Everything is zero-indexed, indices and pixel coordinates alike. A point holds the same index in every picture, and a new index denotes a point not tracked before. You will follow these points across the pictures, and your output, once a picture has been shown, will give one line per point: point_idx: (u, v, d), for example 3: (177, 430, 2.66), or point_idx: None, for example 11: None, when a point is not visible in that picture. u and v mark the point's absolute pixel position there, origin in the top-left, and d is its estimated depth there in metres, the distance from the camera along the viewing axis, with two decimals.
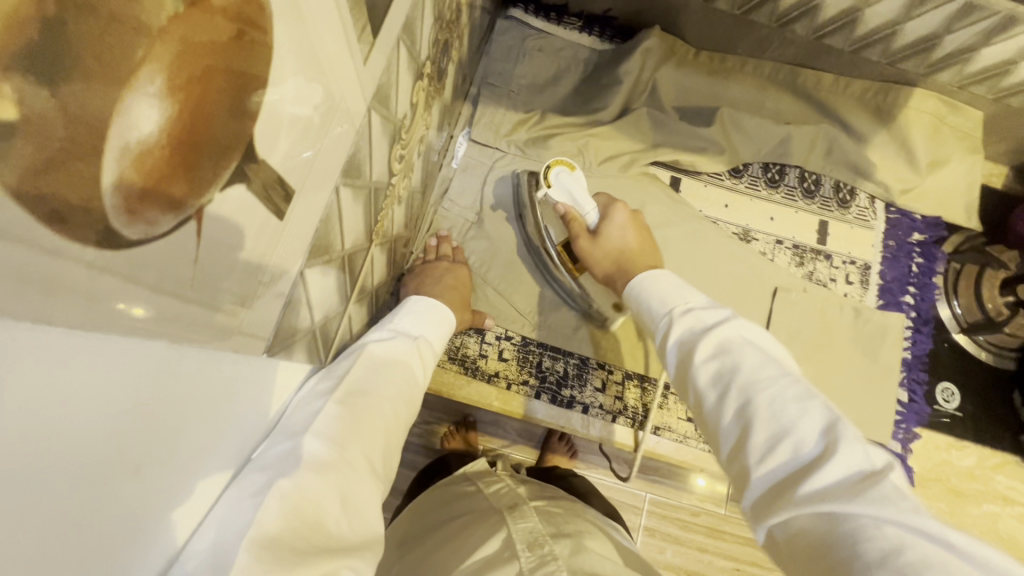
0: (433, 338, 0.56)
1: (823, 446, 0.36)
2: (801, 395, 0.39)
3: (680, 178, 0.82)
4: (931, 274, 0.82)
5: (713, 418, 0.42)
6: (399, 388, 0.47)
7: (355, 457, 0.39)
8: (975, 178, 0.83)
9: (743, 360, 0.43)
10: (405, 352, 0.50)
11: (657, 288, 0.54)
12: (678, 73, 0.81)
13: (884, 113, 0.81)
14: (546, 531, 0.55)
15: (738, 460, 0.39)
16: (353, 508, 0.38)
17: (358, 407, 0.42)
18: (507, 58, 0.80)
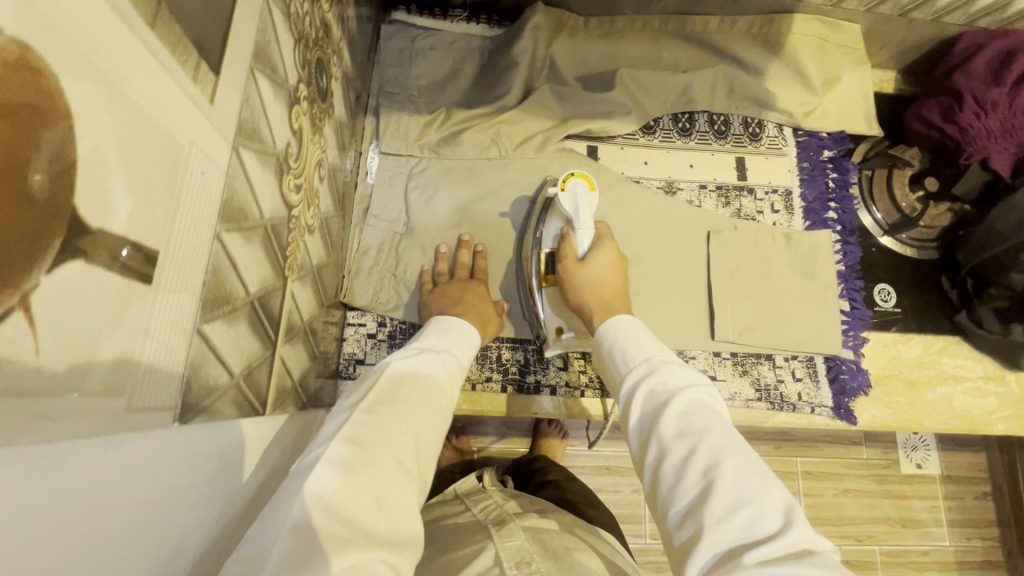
0: (458, 352, 0.55)
1: (781, 523, 0.37)
2: (765, 475, 0.40)
3: (596, 146, 0.83)
4: (848, 186, 0.85)
5: (671, 474, 0.42)
6: (427, 398, 0.46)
7: (389, 452, 0.38)
8: (867, 88, 0.87)
9: (714, 427, 0.44)
10: (429, 365, 0.50)
11: (633, 341, 0.55)
12: (572, 43, 0.82)
13: (772, 43, 0.84)
14: (535, 549, 0.53)
15: (688, 522, 0.39)
16: (391, 509, 0.35)
17: (386, 413, 0.41)
18: (400, 62, 0.79)
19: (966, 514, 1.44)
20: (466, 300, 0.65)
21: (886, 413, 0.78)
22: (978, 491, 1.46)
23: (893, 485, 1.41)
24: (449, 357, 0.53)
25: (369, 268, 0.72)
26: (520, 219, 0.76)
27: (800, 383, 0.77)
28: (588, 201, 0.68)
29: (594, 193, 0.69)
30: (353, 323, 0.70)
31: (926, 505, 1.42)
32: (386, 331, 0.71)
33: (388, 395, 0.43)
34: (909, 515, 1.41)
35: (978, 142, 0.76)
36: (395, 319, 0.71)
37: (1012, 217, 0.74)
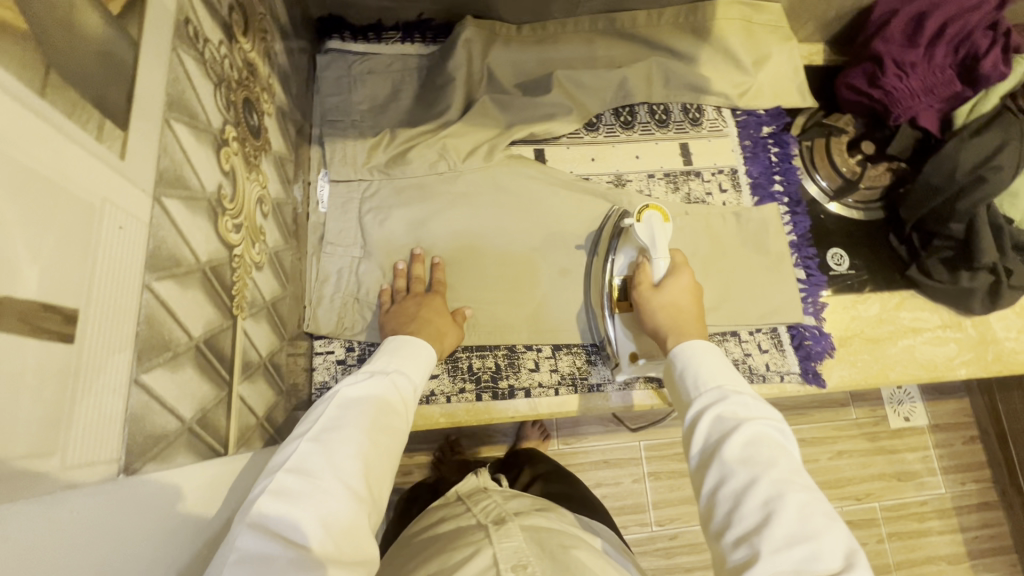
0: (418, 369, 0.56)
1: (841, 564, 0.40)
2: (828, 514, 0.44)
3: (542, 148, 0.84)
4: (790, 158, 0.88)
5: (733, 499, 0.45)
6: (380, 418, 0.47)
7: (337, 477, 0.40)
8: (796, 63, 0.90)
9: (781, 460, 0.46)
10: (379, 383, 0.50)
11: (704, 363, 0.56)
12: (507, 53, 0.84)
13: (700, 30, 0.87)
14: (532, 550, 0.54)
15: (745, 548, 0.42)
16: (339, 534, 0.38)
17: (331, 438, 0.43)
18: (340, 90, 0.79)
19: (957, 460, 1.48)
20: (419, 315, 0.66)
21: (853, 372, 0.81)
22: (965, 436, 1.50)
23: (885, 440, 1.44)
24: (406, 372, 0.54)
25: (332, 295, 0.72)
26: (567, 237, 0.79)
27: (766, 354, 0.79)
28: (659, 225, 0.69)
29: (669, 224, 0.69)
30: (321, 352, 0.70)
31: (919, 456, 1.45)
32: (355, 355, 0.71)
33: (335, 419, 0.44)
34: (903, 468, 1.44)
35: (903, 104, 0.80)
36: (362, 342, 0.71)
37: (943, 171, 0.77)
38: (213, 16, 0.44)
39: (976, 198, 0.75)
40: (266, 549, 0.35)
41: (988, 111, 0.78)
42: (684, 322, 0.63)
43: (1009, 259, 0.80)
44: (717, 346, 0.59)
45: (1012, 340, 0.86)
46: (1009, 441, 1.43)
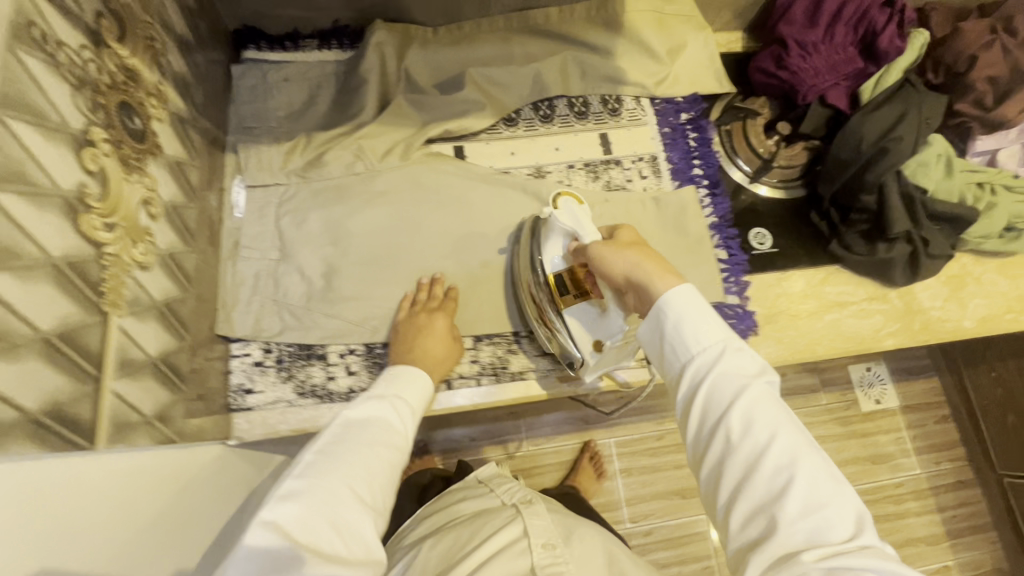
0: (418, 391, 0.59)
1: (847, 527, 0.41)
2: (833, 476, 0.43)
3: (462, 145, 0.85)
4: (708, 143, 0.89)
5: (741, 473, 0.44)
6: (377, 433, 0.51)
7: (340, 488, 0.44)
8: (712, 50, 0.92)
9: (784, 426, 0.45)
10: (380, 409, 0.54)
11: (699, 319, 0.49)
12: (424, 54, 0.85)
13: (612, 23, 0.89)
14: (557, 532, 0.61)
15: (755, 522, 0.43)
16: (348, 536, 0.43)
17: (333, 454, 0.47)
18: (256, 98, 0.81)
19: (931, 439, 1.48)
20: (414, 345, 0.69)
21: (779, 348, 0.81)
22: (937, 416, 1.50)
23: (857, 424, 1.44)
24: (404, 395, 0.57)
25: (248, 298, 0.72)
26: (486, 229, 0.80)
27: None
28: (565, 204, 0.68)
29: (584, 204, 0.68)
30: (238, 355, 0.70)
31: (892, 438, 1.45)
32: (273, 357, 0.71)
33: (338, 434, 0.49)
34: (877, 451, 1.44)
35: (808, 81, 0.82)
36: (280, 343, 0.72)
37: (850, 144, 0.79)
38: (72, 21, 0.45)
39: (882, 168, 0.77)
40: (276, 550, 0.40)
41: (889, 87, 0.79)
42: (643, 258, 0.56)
43: (922, 228, 0.82)
44: (690, 285, 0.51)
45: (938, 309, 0.88)
46: (979, 417, 1.44)
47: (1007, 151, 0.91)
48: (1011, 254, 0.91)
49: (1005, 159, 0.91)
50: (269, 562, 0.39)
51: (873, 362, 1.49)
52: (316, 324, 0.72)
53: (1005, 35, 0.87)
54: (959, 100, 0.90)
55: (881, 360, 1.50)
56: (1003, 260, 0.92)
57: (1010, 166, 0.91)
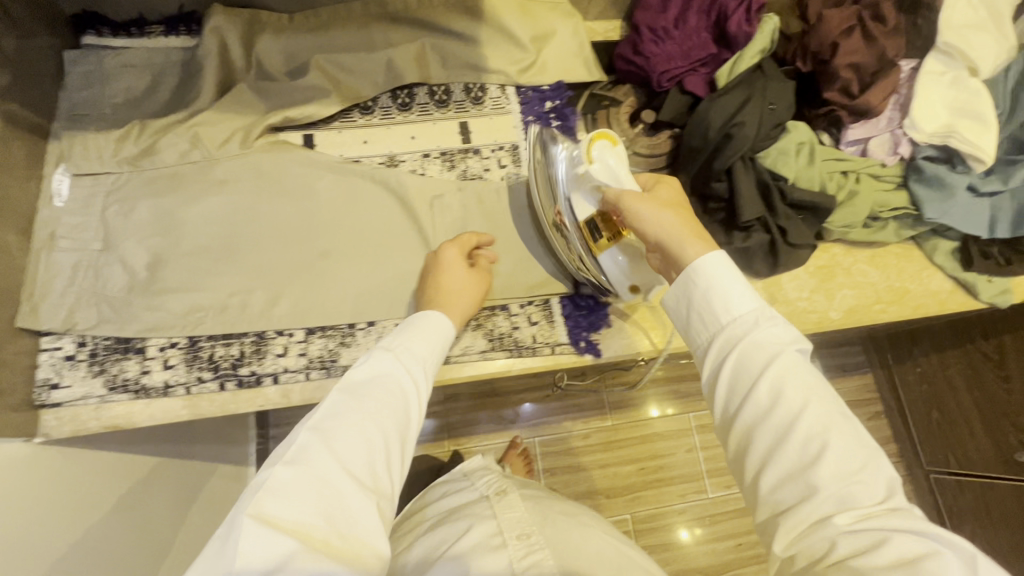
0: (422, 352, 0.59)
1: (878, 488, 0.43)
2: (859, 440, 0.45)
3: (312, 134, 0.83)
4: (571, 132, 0.88)
5: (772, 442, 0.47)
6: (383, 406, 0.51)
7: (334, 473, 0.44)
8: (581, 38, 0.90)
9: (815, 395, 0.47)
10: (385, 374, 0.54)
11: (735, 291, 0.52)
12: (275, 41, 0.83)
13: (473, 10, 0.87)
14: (530, 520, 0.73)
15: (789, 487, 0.45)
16: (345, 523, 0.43)
17: (327, 432, 0.47)
18: (90, 84, 0.78)
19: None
20: (457, 282, 0.71)
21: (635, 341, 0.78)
22: (869, 412, 1.48)
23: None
24: (409, 355, 0.57)
25: (63, 289, 0.69)
26: (330, 219, 0.78)
27: (535, 326, 0.78)
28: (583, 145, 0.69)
29: (618, 146, 0.69)
30: (48, 349, 0.68)
31: None
32: (87, 350, 0.69)
33: (336, 410, 0.49)
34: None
35: (659, 66, 0.81)
36: (96, 337, 0.69)
37: (699, 131, 0.77)
38: None
39: (727, 155, 0.76)
40: (265, 540, 0.39)
41: (742, 72, 0.78)
42: (671, 219, 0.60)
43: (778, 216, 0.81)
44: (721, 251, 0.55)
45: (805, 300, 0.86)
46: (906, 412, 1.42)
47: (877, 140, 0.89)
48: (883, 244, 0.90)
49: (874, 148, 0.89)
50: (261, 553, 0.39)
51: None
52: (134, 317, 0.70)
53: (869, 24, 0.87)
54: (827, 88, 0.87)
55: (814, 357, 1.49)
56: (876, 250, 0.90)
57: (878, 156, 0.88)
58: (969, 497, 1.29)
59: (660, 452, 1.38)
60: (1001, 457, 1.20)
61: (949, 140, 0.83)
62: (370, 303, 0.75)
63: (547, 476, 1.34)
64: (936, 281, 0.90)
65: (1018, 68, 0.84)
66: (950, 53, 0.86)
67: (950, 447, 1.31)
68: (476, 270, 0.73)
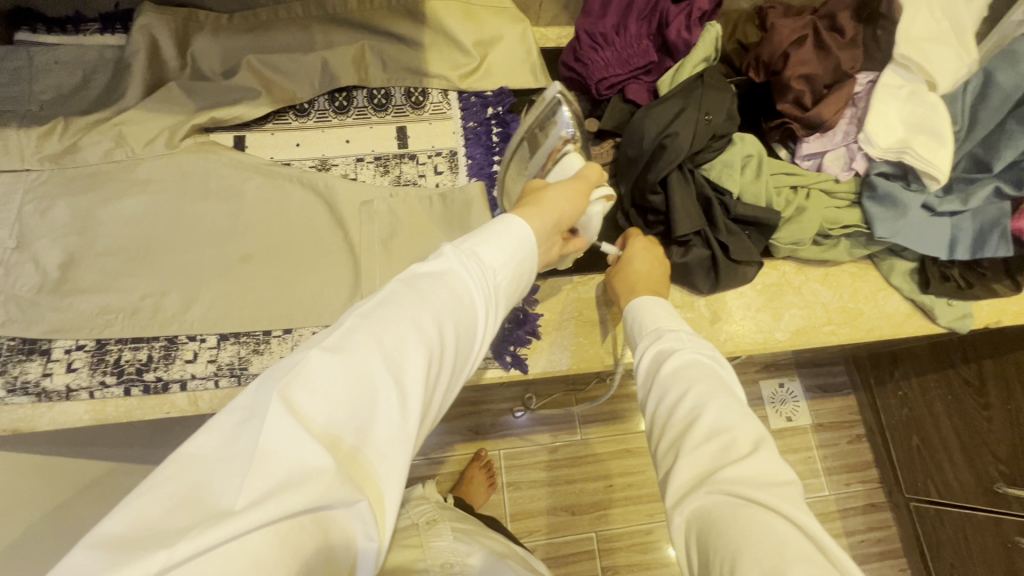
0: (508, 255, 0.48)
1: (751, 449, 0.44)
2: (744, 413, 0.47)
3: (244, 135, 0.82)
4: (511, 139, 0.85)
5: (662, 415, 0.50)
6: (442, 312, 0.42)
7: (374, 376, 0.36)
8: (529, 43, 0.88)
9: (705, 377, 0.50)
10: (453, 274, 0.45)
11: (651, 313, 0.61)
12: (210, 39, 0.81)
13: (415, 12, 0.85)
14: (458, 549, 0.71)
15: (671, 453, 0.47)
16: (371, 439, 0.35)
17: (381, 325, 0.39)
18: (18, 81, 0.77)
19: (843, 460, 1.39)
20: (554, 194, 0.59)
21: (566, 356, 0.77)
22: (851, 435, 1.41)
23: None
24: (487, 255, 0.47)
25: None
26: (255, 221, 0.76)
27: None
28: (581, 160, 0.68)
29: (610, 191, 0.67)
30: None
31: (800, 457, 1.37)
32: None
33: (391, 303, 0.41)
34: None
35: (597, 74, 0.79)
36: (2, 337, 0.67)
37: (634, 141, 0.75)
38: None
39: (662, 166, 0.74)
40: (284, 434, 0.32)
41: (682, 81, 0.75)
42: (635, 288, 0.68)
43: (718, 230, 0.77)
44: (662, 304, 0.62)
45: (751, 319, 0.82)
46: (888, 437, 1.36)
47: (833, 155, 0.84)
48: (837, 263, 0.87)
49: (830, 163, 0.84)
50: (274, 452, 0.31)
51: (786, 379, 1.42)
52: (41, 318, 0.68)
53: (824, 34, 0.84)
54: (780, 101, 0.84)
55: (795, 376, 1.43)
56: (829, 269, 0.87)
57: (834, 171, 0.84)
58: (950, 529, 1.21)
59: (628, 469, 1.33)
60: (982, 488, 1.13)
61: (903, 156, 0.79)
62: (290, 308, 0.73)
63: (510, 491, 1.30)
64: (893, 303, 0.86)
65: (977, 82, 0.80)
66: (908, 66, 0.82)
67: (931, 475, 1.24)
68: (573, 178, 0.63)
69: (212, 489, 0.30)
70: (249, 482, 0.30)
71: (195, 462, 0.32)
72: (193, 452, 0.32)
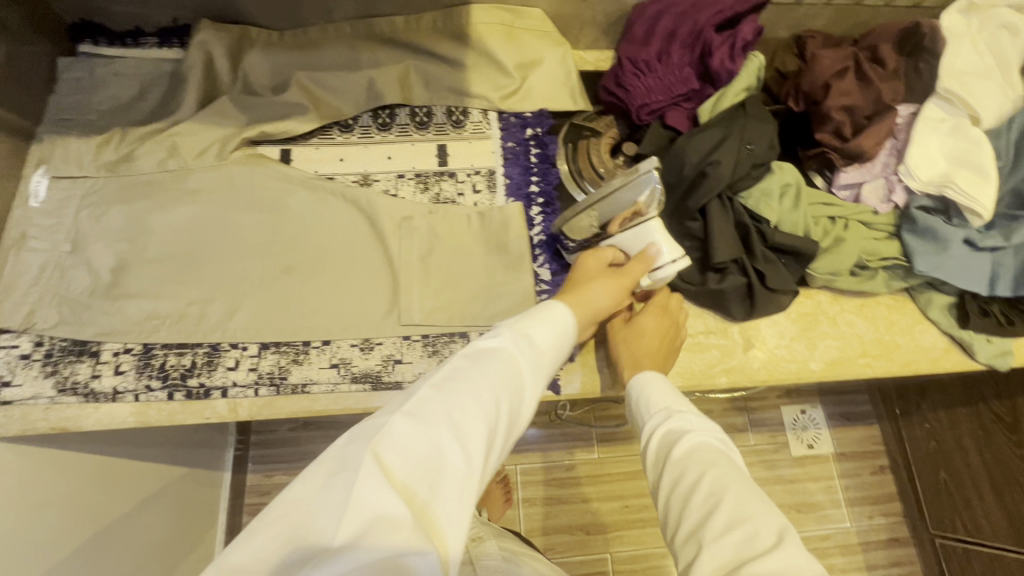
0: (561, 332, 0.51)
1: (776, 541, 0.44)
2: (764, 503, 0.48)
3: (290, 149, 0.84)
4: (550, 160, 0.86)
5: (678, 505, 0.50)
6: (506, 379, 0.43)
7: (448, 440, 0.38)
8: (568, 66, 0.89)
9: (721, 463, 0.51)
10: (517, 343, 0.47)
11: (655, 390, 0.61)
12: (261, 55, 0.83)
13: (459, 34, 0.87)
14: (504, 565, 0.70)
15: (691, 545, 0.47)
16: (443, 502, 0.36)
17: (453, 390, 0.41)
18: (79, 91, 0.80)
19: (865, 491, 1.36)
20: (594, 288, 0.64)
21: (598, 378, 0.77)
22: (873, 466, 1.38)
23: (783, 468, 1.35)
24: (545, 332, 0.49)
25: (27, 288, 0.70)
26: (299, 233, 0.78)
27: None
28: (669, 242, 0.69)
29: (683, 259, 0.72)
30: (7, 346, 0.69)
31: (821, 487, 1.35)
32: (42, 350, 0.69)
33: (463, 368, 0.43)
34: (803, 499, 1.33)
35: (639, 100, 0.80)
36: (53, 337, 0.70)
37: (674, 167, 0.75)
38: None
39: (703, 194, 0.74)
40: (372, 492, 0.34)
41: (723, 110, 0.77)
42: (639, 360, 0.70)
43: (755, 259, 0.77)
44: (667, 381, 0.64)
45: (784, 348, 0.82)
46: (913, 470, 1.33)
47: (871, 186, 0.84)
48: (873, 294, 0.86)
49: (868, 194, 0.84)
50: (362, 507, 0.34)
51: (808, 406, 1.40)
52: (92, 321, 0.70)
53: (865, 66, 0.84)
54: (818, 131, 0.84)
55: (818, 403, 1.41)
56: (865, 300, 0.86)
57: (872, 204, 0.83)
58: (978, 569, 1.18)
59: (645, 491, 1.32)
60: (1012, 528, 1.09)
61: (945, 190, 0.79)
62: (329, 321, 0.74)
63: (526, 506, 1.29)
64: (929, 337, 0.85)
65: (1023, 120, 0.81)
66: (951, 100, 0.81)
67: (959, 511, 1.21)
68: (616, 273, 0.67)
69: (308, 534, 0.33)
70: (341, 532, 0.33)
71: (299, 504, 0.35)
72: (293, 499, 0.35)
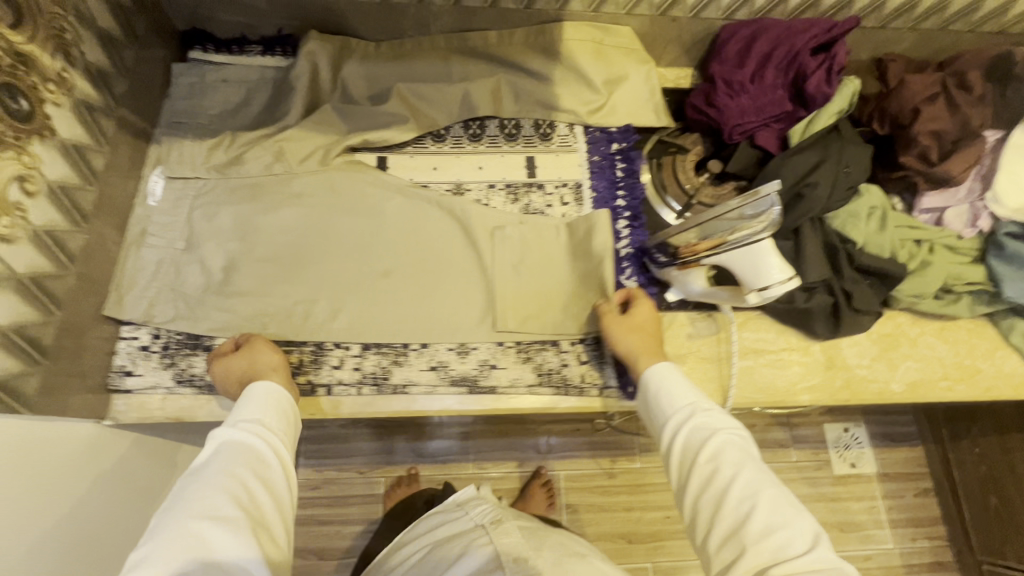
0: (270, 409, 0.61)
1: (809, 543, 0.49)
2: (795, 507, 0.52)
3: (385, 156, 0.87)
4: (635, 174, 0.88)
5: (710, 506, 0.54)
6: (241, 463, 0.53)
7: (196, 527, 0.47)
8: (655, 83, 0.91)
9: (748, 464, 0.55)
10: (224, 447, 0.55)
11: (669, 383, 0.64)
12: (361, 65, 0.86)
13: (550, 49, 0.89)
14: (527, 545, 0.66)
15: (729, 544, 0.51)
16: (220, 563, 0.46)
17: (172, 508, 0.49)
18: (191, 95, 0.84)
19: (911, 513, 1.35)
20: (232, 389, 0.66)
21: None
22: (918, 488, 1.37)
23: (825, 484, 1.35)
24: (248, 419, 0.58)
25: (146, 283, 0.74)
26: (397, 239, 0.80)
27: (583, 365, 0.78)
28: (779, 264, 0.67)
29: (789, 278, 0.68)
30: (127, 337, 0.73)
31: (865, 507, 1.34)
32: (160, 343, 0.73)
33: (182, 487, 0.51)
34: (846, 519, 1.32)
35: (731, 120, 0.81)
36: (169, 330, 0.74)
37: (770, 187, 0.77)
38: None
39: (797, 214, 0.76)
40: None
41: (817, 132, 0.78)
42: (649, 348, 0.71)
43: (844, 279, 0.79)
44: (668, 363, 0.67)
45: (865, 368, 0.83)
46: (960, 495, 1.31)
47: (955, 211, 0.85)
48: (953, 317, 0.86)
49: (952, 219, 0.85)
50: None
51: (851, 424, 1.39)
52: (207, 316, 0.74)
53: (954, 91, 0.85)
54: (903, 154, 0.85)
55: (861, 423, 1.40)
56: (945, 323, 0.87)
57: (956, 228, 0.85)
58: None
59: None
60: None
61: None
62: (427, 325, 0.77)
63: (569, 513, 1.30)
64: (1010, 363, 0.85)
65: None
66: None
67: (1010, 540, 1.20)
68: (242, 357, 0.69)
69: None
70: None
71: None
72: None
